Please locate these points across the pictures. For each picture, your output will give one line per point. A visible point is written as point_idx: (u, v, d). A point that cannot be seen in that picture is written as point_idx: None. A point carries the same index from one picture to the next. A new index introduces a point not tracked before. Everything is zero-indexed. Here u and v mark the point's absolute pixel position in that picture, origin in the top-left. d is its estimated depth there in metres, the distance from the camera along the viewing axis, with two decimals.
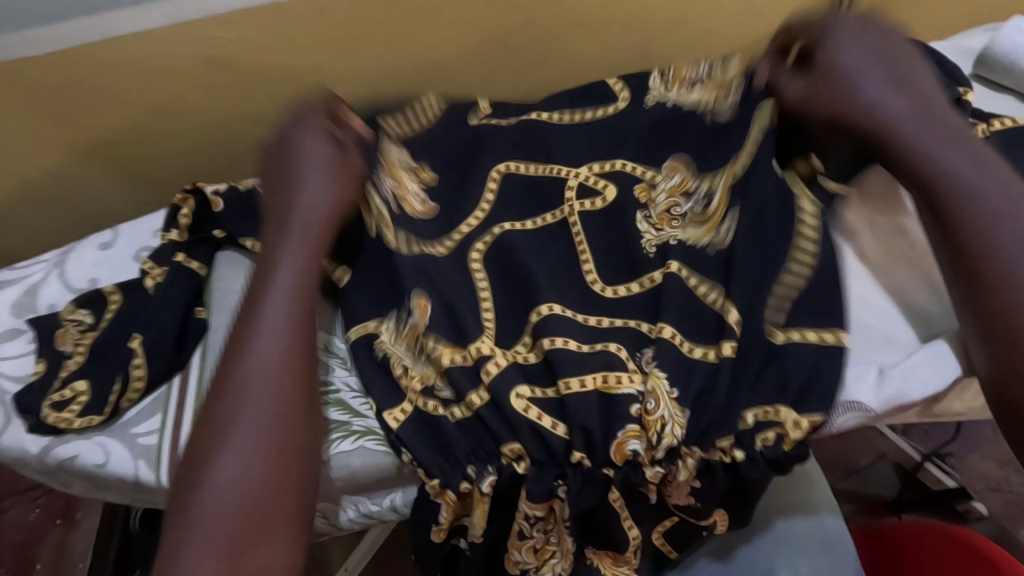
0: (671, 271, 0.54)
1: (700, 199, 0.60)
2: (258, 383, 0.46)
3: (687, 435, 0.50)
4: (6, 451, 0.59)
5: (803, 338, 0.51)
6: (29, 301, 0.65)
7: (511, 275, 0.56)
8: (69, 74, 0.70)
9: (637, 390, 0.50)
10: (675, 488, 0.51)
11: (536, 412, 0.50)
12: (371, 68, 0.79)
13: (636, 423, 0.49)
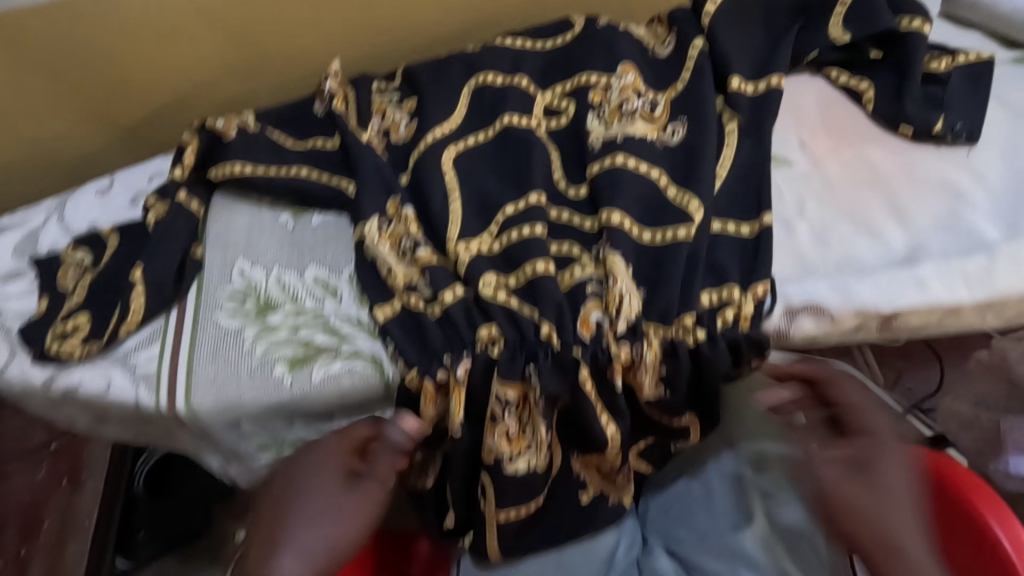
0: (619, 165, 0.56)
1: (649, 101, 0.60)
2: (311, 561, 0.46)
3: (647, 313, 0.51)
4: (12, 382, 0.62)
5: (747, 231, 0.54)
6: (31, 244, 0.68)
7: (488, 175, 0.60)
8: (65, 25, 0.73)
9: (593, 274, 0.53)
10: (643, 374, 0.51)
11: (508, 296, 0.53)
12: (355, 20, 0.80)
13: (596, 298, 0.52)
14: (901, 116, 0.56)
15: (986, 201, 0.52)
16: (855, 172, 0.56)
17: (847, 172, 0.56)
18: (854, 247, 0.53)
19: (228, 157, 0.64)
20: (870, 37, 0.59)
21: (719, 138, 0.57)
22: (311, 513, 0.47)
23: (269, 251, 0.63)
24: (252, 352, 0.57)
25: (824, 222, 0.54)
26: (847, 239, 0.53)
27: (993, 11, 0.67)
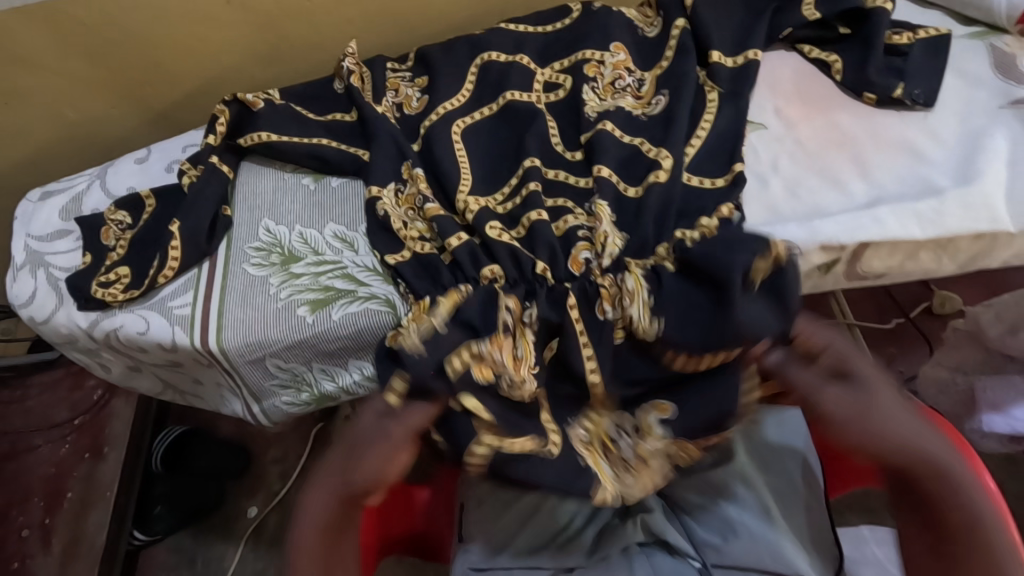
0: (603, 128, 0.63)
1: (639, 80, 0.68)
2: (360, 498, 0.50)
3: (626, 250, 0.59)
4: (59, 327, 0.68)
5: (722, 180, 0.60)
6: (75, 207, 0.74)
7: (492, 145, 0.67)
8: (107, 14, 0.80)
9: (583, 222, 0.60)
10: (627, 299, 0.55)
11: (508, 238, 0.60)
12: (372, 8, 0.87)
13: (585, 240, 0.59)
14: (865, 82, 0.62)
15: (941, 154, 0.58)
16: (827, 133, 0.62)
17: (818, 135, 0.62)
18: (823, 197, 0.59)
19: (256, 125, 0.71)
20: (839, 14, 0.65)
21: (699, 104, 0.65)
22: (376, 452, 0.49)
23: (292, 210, 0.69)
24: (278, 296, 0.64)
25: (800, 179, 0.60)
26: (815, 191, 0.59)
27: None
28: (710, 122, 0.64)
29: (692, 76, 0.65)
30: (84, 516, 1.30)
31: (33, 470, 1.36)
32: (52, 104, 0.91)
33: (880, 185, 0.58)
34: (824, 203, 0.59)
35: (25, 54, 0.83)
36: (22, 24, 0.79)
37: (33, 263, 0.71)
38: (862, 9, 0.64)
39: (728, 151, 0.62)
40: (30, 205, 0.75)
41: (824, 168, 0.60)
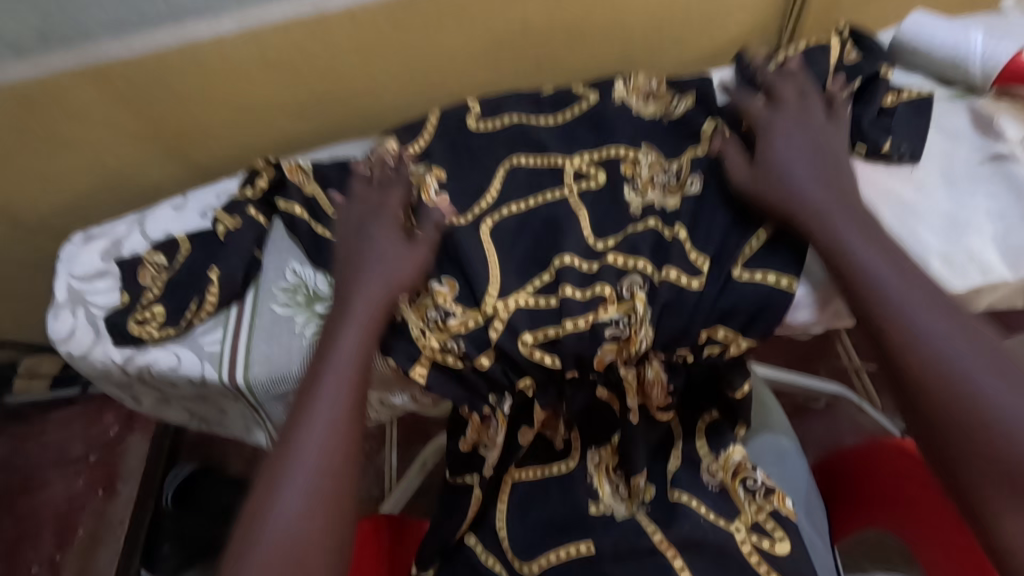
0: (566, 263, 0.64)
1: (673, 175, 0.69)
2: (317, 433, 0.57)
3: (651, 312, 0.62)
4: (95, 362, 0.72)
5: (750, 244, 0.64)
6: (115, 249, 0.79)
7: (520, 235, 0.68)
8: (153, 75, 0.88)
9: (608, 293, 0.62)
10: (651, 388, 0.64)
11: (537, 296, 0.64)
12: (394, 68, 0.93)
13: (609, 299, 0.62)
14: (860, 134, 0.66)
15: (923, 205, 0.61)
16: None
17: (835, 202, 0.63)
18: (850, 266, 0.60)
19: (291, 197, 0.75)
20: (862, 78, 0.69)
21: (757, 214, 0.65)
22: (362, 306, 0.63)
23: (316, 250, 0.72)
24: (303, 333, 0.68)
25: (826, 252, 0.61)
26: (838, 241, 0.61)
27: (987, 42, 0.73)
28: (761, 238, 0.64)
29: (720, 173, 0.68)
30: (95, 552, 1.34)
31: (47, 505, 1.40)
32: (94, 154, 0.98)
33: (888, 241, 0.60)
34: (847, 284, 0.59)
35: (76, 110, 0.90)
36: (76, 84, 0.87)
37: (73, 301, 0.75)
38: (878, 75, 0.69)
39: (738, 249, 0.64)
40: (74, 247, 0.80)
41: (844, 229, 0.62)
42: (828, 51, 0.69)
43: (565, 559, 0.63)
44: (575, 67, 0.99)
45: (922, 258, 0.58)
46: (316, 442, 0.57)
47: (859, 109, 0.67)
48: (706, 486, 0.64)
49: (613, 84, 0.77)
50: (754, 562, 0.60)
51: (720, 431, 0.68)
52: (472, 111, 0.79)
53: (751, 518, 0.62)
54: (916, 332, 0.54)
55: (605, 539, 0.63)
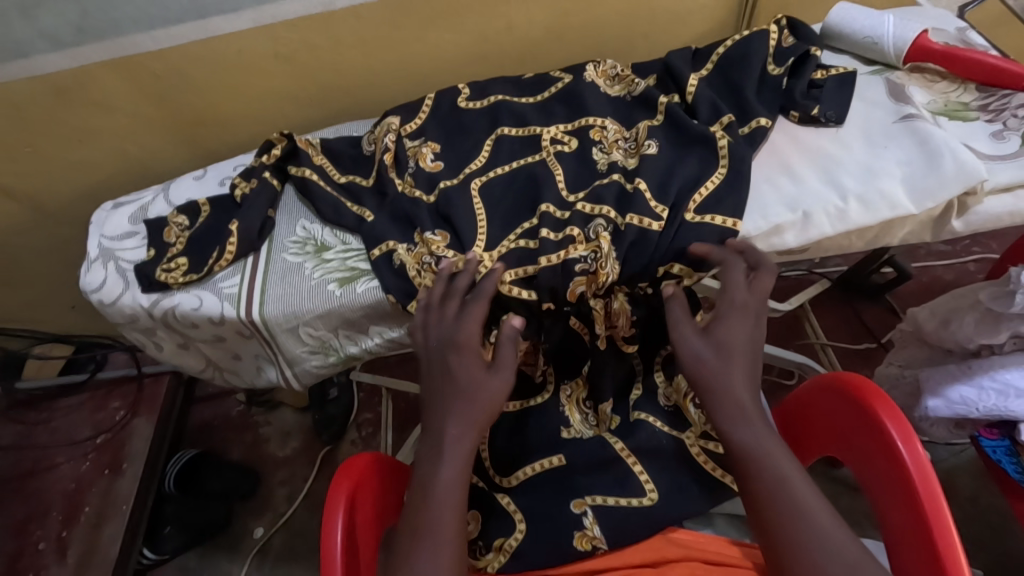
0: (545, 211, 0.73)
1: (631, 142, 0.80)
2: (433, 513, 0.57)
3: (617, 250, 0.71)
4: (124, 308, 0.80)
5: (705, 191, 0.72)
6: (141, 214, 0.88)
7: (504, 191, 0.78)
8: (177, 66, 0.98)
9: (579, 235, 0.71)
10: (617, 318, 0.75)
11: (520, 240, 0.74)
12: (393, 60, 1.04)
13: (580, 240, 0.71)
14: (792, 103, 0.78)
15: (847, 158, 0.72)
16: (783, 157, 0.74)
17: (774, 159, 0.74)
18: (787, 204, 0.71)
19: (302, 164, 0.84)
20: (794, 61, 0.81)
21: (711, 169, 0.74)
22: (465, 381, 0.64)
23: (322, 206, 0.81)
24: (313, 276, 0.77)
25: (769, 198, 0.72)
26: (776, 189, 0.72)
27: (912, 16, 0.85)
28: (714, 185, 0.73)
29: (676, 138, 0.78)
30: (100, 530, 1.38)
31: (55, 486, 1.45)
32: (118, 141, 1.08)
33: (817, 188, 0.71)
34: (780, 223, 0.70)
35: (105, 97, 1.00)
36: (107, 74, 0.97)
37: (104, 257, 0.84)
38: (806, 56, 0.81)
39: (696, 195, 0.72)
40: (104, 212, 0.89)
41: (784, 180, 0.72)
42: (765, 38, 0.81)
43: (541, 471, 0.73)
44: (554, 60, 1.10)
45: (842, 199, 0.69)
46: (450, 526, 0.56)
47: (788, 83, 0.79)
48: (661, 404, 0.76)
49: (584, 67, 0.88)
50: (704, 463, 0.72)
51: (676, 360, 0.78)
52: (461, 93, 0.90)
53: (701, 428, 0.74)
54: (779, 467, 0.56)
55: (575, 453, 0.73)
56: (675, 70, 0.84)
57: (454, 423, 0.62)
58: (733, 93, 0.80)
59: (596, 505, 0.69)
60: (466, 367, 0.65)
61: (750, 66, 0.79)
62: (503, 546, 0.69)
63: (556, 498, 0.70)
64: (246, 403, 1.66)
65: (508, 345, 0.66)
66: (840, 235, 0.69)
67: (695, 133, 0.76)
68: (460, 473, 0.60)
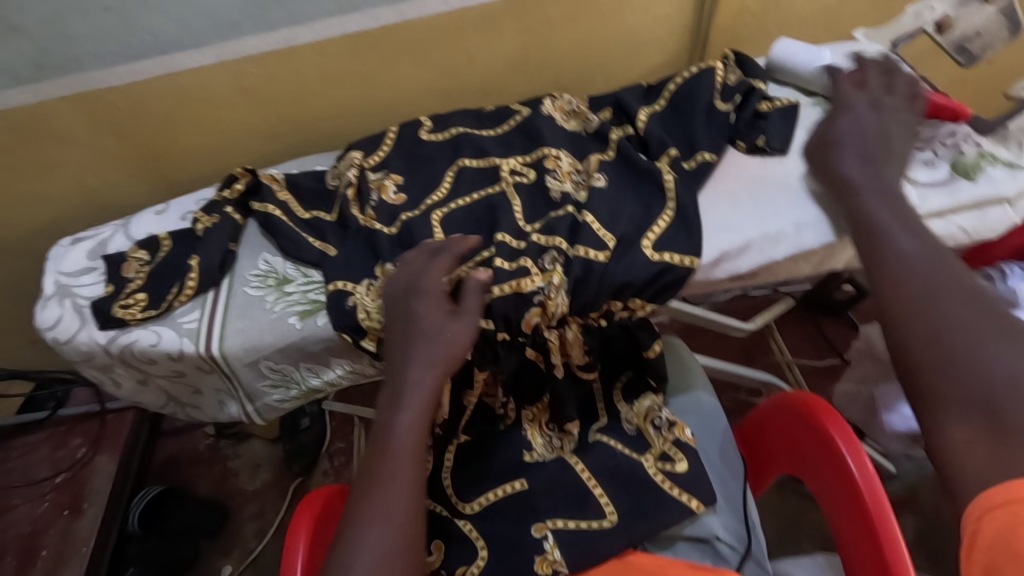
0: (501, 241, 0.75)
1: (583, 173, 0.81)
2: (388, 467, 0.64)
3: (568, 281, 0.71)
4: (80, 346, 0.79)
5: (660, 223, 0.74)
6: (101, 249, 0.88)
7: (464, 223, 0.79)
8: (139, 100, 0.98)
9: (531, 266, 0.72)
10: (572, 347, 0.75)
11: (476, 269, 0.74)
12: (357, 95, 1.06)
13: (535, 271, 0.71)
14: (739, 134, 0.81)
15: (791, 186, 0.76)
16: (734, 184, 0.77)
17: (725, 185, 0.77)
18: (741, 227, 0.73)
19: (265, 198, 0.85)
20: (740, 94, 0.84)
21: (659, 207, 0.75)
22: (433, 344, 0.67)
23: (281, 239, 0.81)
24: (274, 309, 0.77)
25: (723, 221, 0.74)
26: (726, 213, 0.75)
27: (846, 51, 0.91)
28: (666, 219, 0.74)
29: (626, 171, 0.80)
30: (57, 573, 1.32)
31: (9, 529, 1.38)
32: (79, 176, 1.07)
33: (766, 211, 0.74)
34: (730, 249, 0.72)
35: (65, 131, 0.99)
36: (67, 108, 0.96)
37: (61, 294, 0.82)
38: (751, 90, 0.84)
39: (650, 227, 0.73)
40: (62, 248, 0.88)
41: (735, 205, 0.75)
42: (712, 74, 0.85)
43: (502, 496, 0.76)
44: (516, 92, 1.13)
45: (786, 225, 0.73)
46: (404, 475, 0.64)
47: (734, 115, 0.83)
48: (625, 430, 0.80)
49: (542, 101, 0.91)
50: (660, 483, 0.75)
51: (635, 386, 0.82)
52: (423, 125, 0.92)
53: (660, 449, 0.78)
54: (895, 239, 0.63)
55: (536, 479, 0.76)
56: (628, 103, 0.87)
57: (414, 365, 0.67)
58: (685, 125, 0.83)
59: (556, 530, 0.73)
60: (431, 315, 0.68)
61: (698, 102, 0.83)
62: (465, 575, 0.72)
63: (518, 524, 0.74)
64: (214, 436, 1.63)
65: (474, 297, 0.69)
66: (790, 259, 0.73)
67: (642, 168, 0.79)
68: (414, 424, 0.66)
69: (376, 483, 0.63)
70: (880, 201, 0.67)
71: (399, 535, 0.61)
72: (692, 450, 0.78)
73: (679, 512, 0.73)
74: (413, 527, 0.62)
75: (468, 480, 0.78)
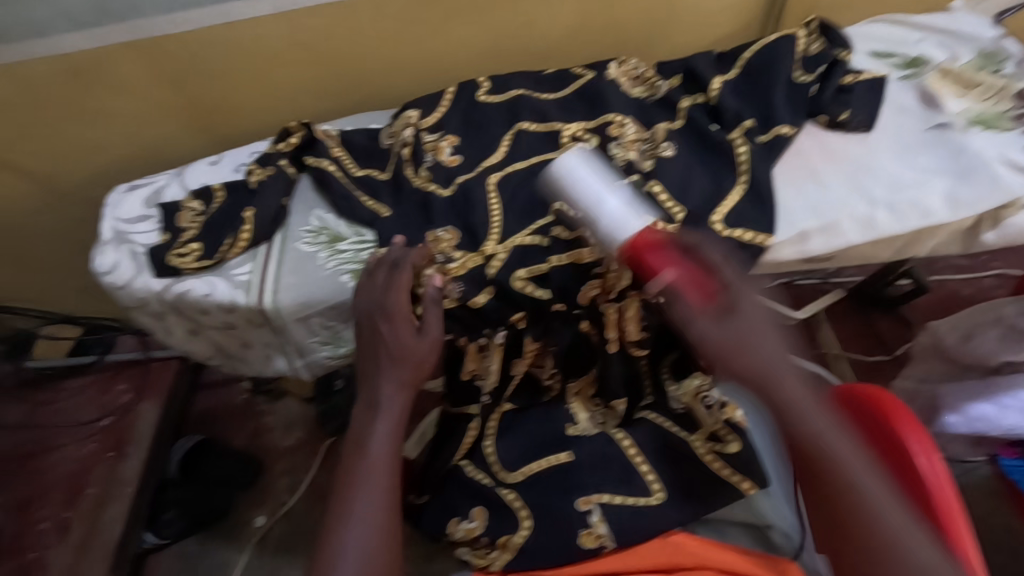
0: (560, 208, 0.72)
1: (649, 142, 0.78)
2: (364, 473, 0.67)
3: (629, 256, 0.69)
4: (135, 292, 0.80)
5: (733, 197, 0.70)
6: (156, 197, 0.88)
7: (523, 187, 0.76)
8: (194, 50, 0.97)
9: (592, 236, 0.69)
10: (628, 323, 0.73)
11: (532, 237, 0.71)
12: (411, 52, 1.03)
13: (597, 242, 0.69)
14: (819, 108, 0.76)
15: (876, 164, 0.70)
16: (813, 161, 0.72)
17: (803, 163, 0.72)
18: (818, 207, 0.69)
19: (320, 153, 0.84)
20: (822, 66, 0.79)
21: (730, 180, 0.71)
22: (397, 367, 0.71)
23: (334, 194, 0.80)
24: (326, 266, 0.77)
25: (798, 200, 0.70)
26: (801, 190, 0.70)
27: (940, 25, 0.84)
28: (738, 193, 0.70)
29: (695, 142, 0.76)
30: (102, 512, 1.37)
31: (59, 467, 1.44)
32: (134, 125, 1.07)
33: (846, 190, 0.69)
34: (806, 229, 0.68)
35: (122, 79, 0.99)
36: (125, 55, 0.96)
37: (118, 239, 0.83)
38: (836, 61, 0.79)
39: (720, 202, 0.70)
40: (118, 195, 0.88)
41: (814, 183, 0.71)
42: (793, 42, 0.79)
43: (546, 467, 0.75)
44: (575, 58, 1.08)
45: (871, 206, 0.67)
46: (383, 478, 0.68)
47: (817, 87, 0.77)
48: (671, 407, 0.77)
49: (607, 65, 0.87)
50: (710, 463, 0.73)
51: (685, 363, 0.79)
52: (481, 85, 0.88)
53: (710, 429, 0.74)
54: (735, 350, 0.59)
55: (581, 452, 0.75)
56: (700, 71, 0.82)
57: (388, 382, 0.72)
58: (760, 95, 0.78)
59: (603, 504, 0.72)
60: (397, 333, 0.70)
61: (777, 72, 0.77)
62: (507, 544, 0.73)
63: (562, 497, 0.73)
64: (251, 392, 1.66)
65: (433, 312, 0.70)
66: (869, 245, 0.68)
67: (713, 140, 0.75)
68: (389, 433, 0.71)
69: (352, 487, 0.67)
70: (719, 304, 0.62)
71: (381, 526, 0.65)
72: (745, 431, 0.75)
73: (730, 493, 0.72)
74: (394, 522, 0.66)
75: (510, 450, 0.77)
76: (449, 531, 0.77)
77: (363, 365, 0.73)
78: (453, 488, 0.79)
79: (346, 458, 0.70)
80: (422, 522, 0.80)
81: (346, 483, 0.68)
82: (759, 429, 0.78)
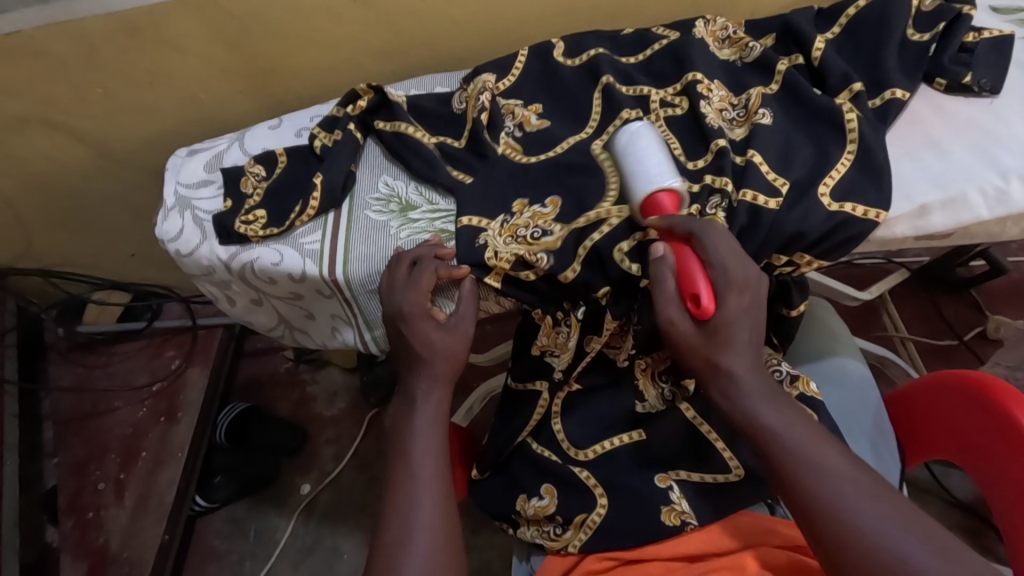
0: (659, 178, 0.67)
1: (741, 109, 0.71)
2: (406, 465, 0.61)
3: (732, 232, 0.64)
4: (201, 260, 0.78)
5: (842, 165, 0.65)
6: (217, 162, 0.85)
7: (628, 149, 0.70)
8: (249, 7, 0.92)
9: (695, 210, 0.65)
10: None
11: (620, 209, 0.67)
12: (475, 10, 0.97)
13: (696, 217, 0.64)
14: (938, 70, 0.70)
15: (1004, 132, 0.66)
16: (932, 130, 0.67)
17: (920, 132, 0.68)
18: (940, 179, 0.65)
19: (393, 117, 0.79)
20: (941, 23, 0.71)
21: (837, 150, 0.66)
22: (428, 361, 0.66)
23: (412, 163, 0.77)
24: (398, 236, 0.74)
25: (915, 171, 0.66)
26: (919, 160, 0.66)
27: None
28: (844, 166, 0.65)
29: (794, 111, 0.70)
30: (157, 474, 1.39)
31: (113, 429, 1.47)
32: (187, 87, 1.04)
33: (968, 162, 0.65)
34: (927, 204, 0.64)
35: (175, 39, 0.95)
36: (179, 12, 0.91)
37: (181, 205, 0.81)
38: (957, 16, 0.71)
39: (827, 172, 0.65)
40: (179, 159, 0.86)
41: (935, 152, 0.66)
42: None
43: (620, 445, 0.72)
44: (648, 15, 1.01)
45: (1003, 178, 0.63)
46: (425, 471, 0.60)
47: (935, 46, 0.70)
48: None
49: (693, 23, 0.80)
50: None
51: (754, 341, 0.76)
52: (557, 46, 0.82)
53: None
54: (769, 422, 0.56)
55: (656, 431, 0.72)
56: (798, 28, 0.74)
57: (420, 379, 0.65)
58: (868, 57, 0.71)
59: (680, 481, 0.70)
60: (420, 333, 0.66)
61: (889, 31, 0.71)
62: (585, 522, 0.70)
63: (637, 475, 0.71)
64: (293, 360, 1.64)
65: (464, 301, 0.68)
66: (995, 220, 0.64)
67: (818, 105, 0.69)
68: (431, 421, 0.64)
69: (401, 488, 0.60)
70: (732, 334, 0.57)
71: (435, 520, 0.58)
72: (821, 404, 0.71)
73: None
74: (446, 515, 0.59)
75: (577, 427, 0.74)
76: (518, 509, 0.74)
77: (400, 354, 0.68)
78: (519, 466, 0.76)
79: (392, 452, 0.63)
80: (484, 501, 0.76)
81: (389, 477, 0.61)
82: (851, 415, 0.76)
